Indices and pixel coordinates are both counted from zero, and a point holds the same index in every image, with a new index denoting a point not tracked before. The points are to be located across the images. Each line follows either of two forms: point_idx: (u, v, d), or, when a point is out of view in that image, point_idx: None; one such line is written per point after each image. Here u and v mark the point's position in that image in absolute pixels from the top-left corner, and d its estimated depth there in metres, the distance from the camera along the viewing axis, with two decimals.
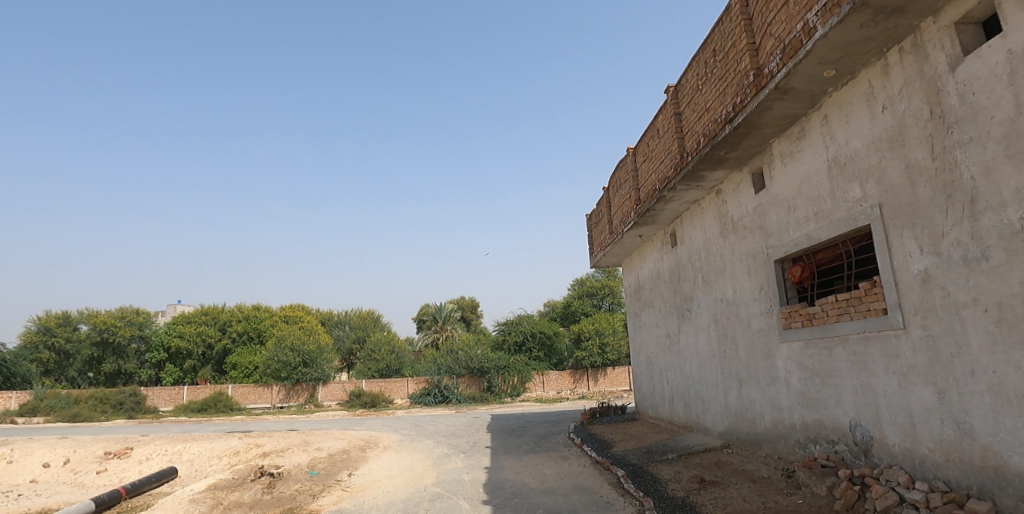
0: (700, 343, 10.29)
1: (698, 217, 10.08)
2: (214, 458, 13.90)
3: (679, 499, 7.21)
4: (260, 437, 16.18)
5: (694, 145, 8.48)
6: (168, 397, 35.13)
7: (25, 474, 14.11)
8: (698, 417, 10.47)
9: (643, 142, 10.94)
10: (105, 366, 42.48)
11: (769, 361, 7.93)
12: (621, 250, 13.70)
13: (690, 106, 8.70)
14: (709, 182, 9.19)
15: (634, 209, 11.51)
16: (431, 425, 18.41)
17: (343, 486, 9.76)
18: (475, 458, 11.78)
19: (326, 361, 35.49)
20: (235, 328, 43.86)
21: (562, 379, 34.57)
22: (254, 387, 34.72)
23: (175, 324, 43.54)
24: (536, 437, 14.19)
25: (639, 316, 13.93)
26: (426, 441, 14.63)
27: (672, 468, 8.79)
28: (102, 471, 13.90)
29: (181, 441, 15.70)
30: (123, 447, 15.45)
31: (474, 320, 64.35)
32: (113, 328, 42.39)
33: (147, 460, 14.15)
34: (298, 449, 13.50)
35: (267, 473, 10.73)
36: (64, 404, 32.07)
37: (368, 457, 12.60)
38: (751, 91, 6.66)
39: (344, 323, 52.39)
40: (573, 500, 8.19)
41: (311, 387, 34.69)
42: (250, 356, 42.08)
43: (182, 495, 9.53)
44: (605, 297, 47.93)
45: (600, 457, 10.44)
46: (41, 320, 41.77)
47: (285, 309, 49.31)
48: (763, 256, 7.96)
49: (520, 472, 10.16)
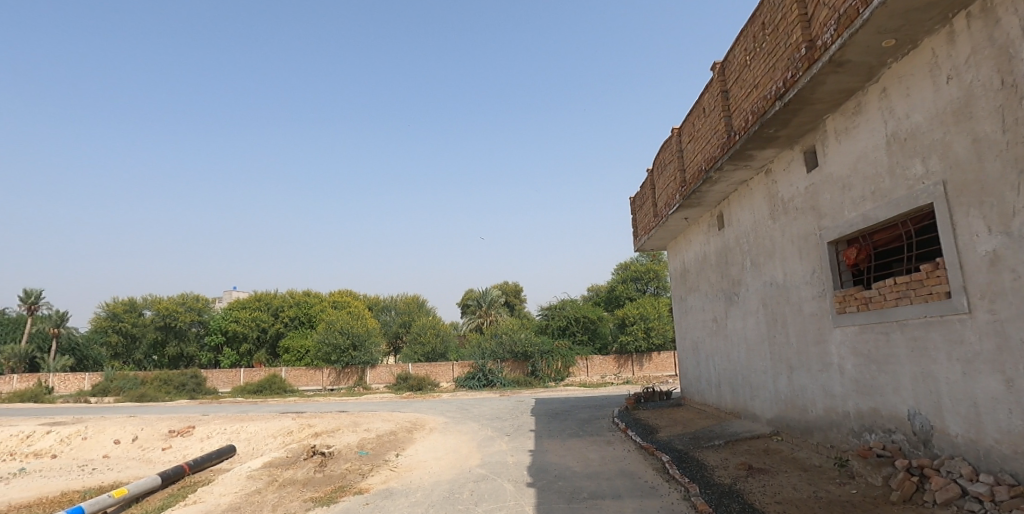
0: (748, 328, 10.02)
1: (747, 198, 9.76)
2: (269, 437, 14.50)
3: (726, 486, 7.08)
4: (313, 418, 16.69)
5: (742, 123, 8.20)
6: (226, 379, 36.78)
7: (98, 450, 15.17)
8: (745, 404, 10.25)
9: (689, 122, 10.66)
10: (168, 349, 44.86)
11: (822, 347, 7.66)
12: (666, 233, 13.45)
13: (737, 83, 8.40)
14: (758, 162, 8.87)
15: (679, 191, 11.26)
16: (476, 408, 18.63)
17: (390, 466, 10.02)
18: (519, 441, 11.88)
19: (374, 345, 36.32)
20: (287, 313, 45.38)
21: (606, 364, 34.49)
22: (307, 370, 36.06)
23: (232, 309, 45.42)
24: (580, 421, 14.20)
25: (685, 300, 13.65)
26: (472, 424, 14.83)
27: (719, 454, 8.66)
28: (166, 447, 14.74)
29: (238, 421, 16.45)
30: (185, 426, 16.27)
31: (518, 305, 64.84)
32: (174, 314, 44.53)
33: (208, 438, 14.90)
34: (348, 430, 13.92)
35: (319, 452, 11.07)
36: (132, 385, 34.07)
37: (414, 438, 12.89)
38: (803, 65, 6.36)
39: (391, 308, 53.53)
40: (617, 485, 8.17)
41: (360, 371, 35.71)
42: (302, 339, 43.56)
43: (241, 472, 9.97)
44: (650, 281, 47.37)
45: (644, 443, 10.38)
46: (110, 306, 44.50)
47: (335, 295, 50.71)
48: (816, 238, 7.66)
49: (564, 456, 10.17)
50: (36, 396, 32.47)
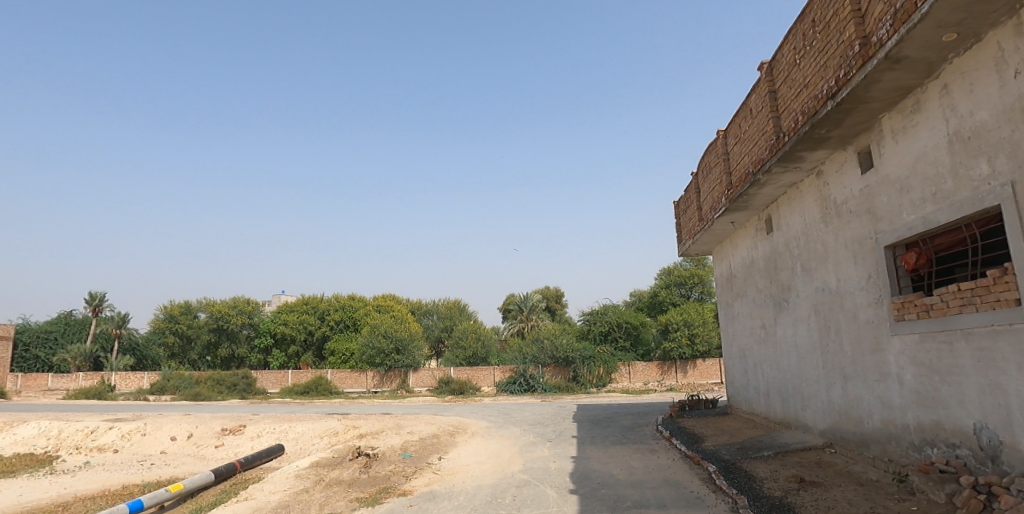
0: (799, 336, 9.68)
1: (797, 201, 9.44)
2: (316, 438, 14.84)
3: (777, 499, 6.83)
4: (357, 420, 16.99)
5: (791, 124, 7.95)
6: (275, 380, 37.91)
7: (156, 446, 15.87)
8: (796, 414, 9.89)
9: (735, 123, 10.40)
10: (221, 350, 46.55)
11: (878, 356, 7.32)
12: (711, 237, 13.15)
13: (786, 82, 8.15)
14: (808, 163, 8.58)
15: (725, 195, 11.00)
16: (518, 413, 18.60)
17: (433, 469, 10.09)
18: (561, 447, 11.79)
19: (416, 348, 36.81)
20: (333, 316, 46.47)
21: (650, 371, 33.92)
22: (351, 373, 36.79)
23: (280, 312, 46.84)
24: (623, 428, 13.99)
25: (731, 307, 13.30)
26: (513, 428, 14.82)
27: (768, 466, 8.37)
28: (219, 445, 15.30)
29: (286, 421, 16.90)
30: (237, 425, 16.82)
31: (560, 310, 64.65)
32: (227, 317, 46.25)
33: (258, 437, 15.36)
34: (391, 432, 14.13)
35: (364, 453, 11.26)
36: (187, 385, 35.52)
37: (457, 442, 12.96)
38: (857, 62, 6.11)
39: (433, 312, 54.14)
40: (661, 494, 8.00)
41: (403, 374, 36.20)
42: (347, 342, 44.52)
43: (289, 470, 10.25)
44: (694, 286, 46.40)
45: (689, 452, 10.14)
46: (168, 309, 46.65)
47: (379, 299, 51.62)
48: (872, 242, 7.33)
49: (606, 463, 10.04)
50: (100, 394, 34.21)
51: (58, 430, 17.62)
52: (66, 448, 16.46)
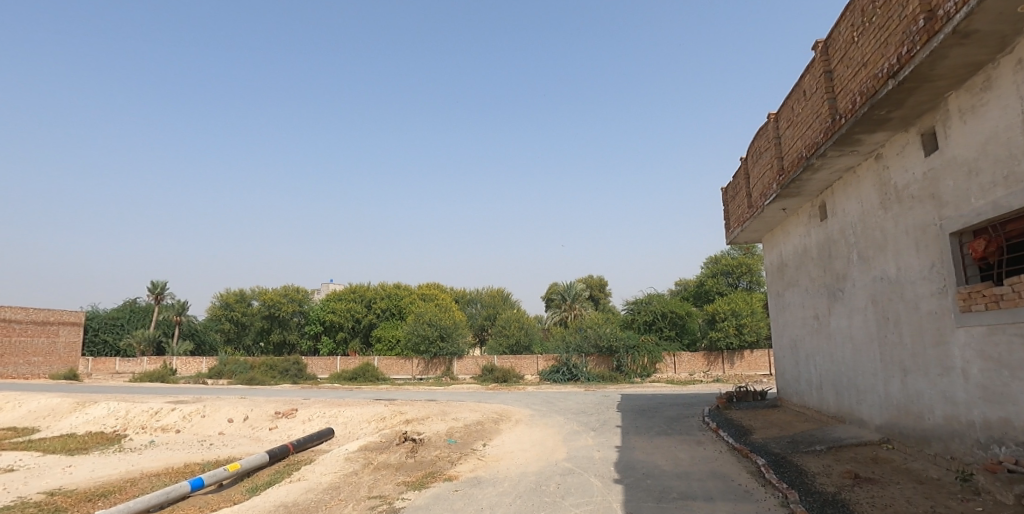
0: (855, 326, 9.29)
1: (854, 187, 9.04)
2: (364, 422, 15.25)
3: (830, 495, 6.60)
4: (403, 405, 17.33)
5: (848, 106, 7.58)
6: (324, 365, 39.11)
7: (215, 427, 16.67)
8: (851, 409, 9.52)
9: (787, 106, 10.02)
10: (273, 336, 48.33)
11: (941, 349, 6.96)
12: (761, 225, 12.76)
13: (843, 61, 7.77)
14: (866, 146, 8.17)
15: (776, 180, 10.63)
16: (561, 402, 18.61)
17: (478, 455, 10.23)
18: (606, 436, 11.75)
19: (460, 336, 37.28)
20: (379, 305, 47.54)
21: (695, 361, 33.30)
22: (397, 360, 37.59)
23: (329, 300, 48.22)
24: (668, 419, 13.82)
25: (782, 296, 12.88)
26: (557, 417, 14.83)
27: (821, 461, 8.10)
28: (273, 428, 15.94)
29: (336, 405, 17.41)
30: (289, 408, 17.44)
31: (603, 299, 64.28)
32: (278, 304, 47.95)
33: (309, 420, 15.93)
34: (437, 419, 14.36)
35: (410, 438, 11.49)
36: (242, 369, 37.10)
37: (501, 429, 13.09)
38: (921, 38, 5.76)
39: (476, 301, 54.66)
40: (708, 486, 7.87)
41: (448, 361, 36.76)
42: (392, 330, 45.47)
43: (340, 453, 10.58)
44: (742, 276, 45.22)
45: (737, 444, 9.92)
46: (224, 297, 48.74)
47: (424, 288, 52.42)
48: (936, 229, 6.95)
49: (651, 454, 9.95)
50: (163, 377, 36.16)
51: (125, 410, 18.71)
52: (133, 427, 17.48)
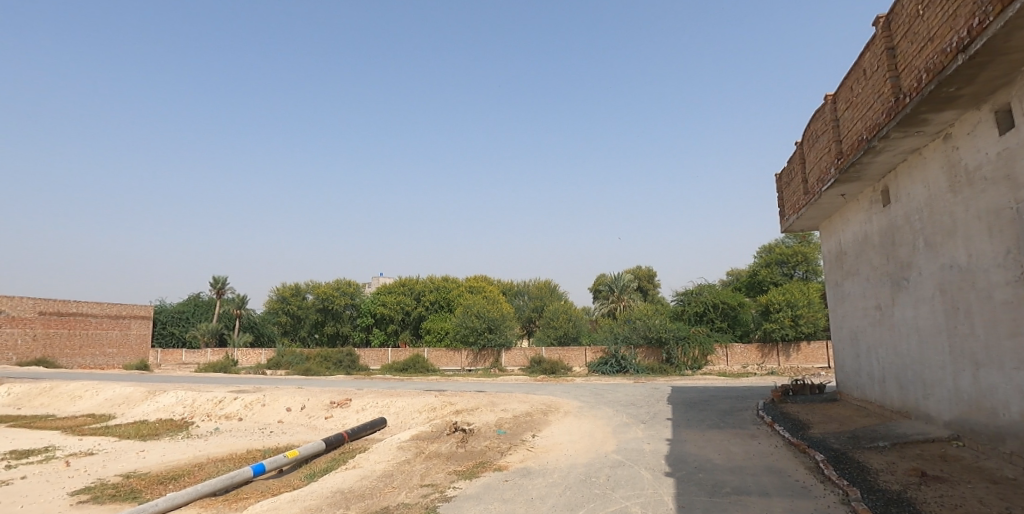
0: (921, 317, 8.84)
1: (919, 169, 8.57)
2: (415, 412, 15.60)
3: (894, 493, 6.33)
4: (453, 396, 17.60)
5: (913, 84, 7.17)
6: (376, 357, 40.15)
7: (275, 415, 17.41)
8: (917, 404, 9.09)
9: (846, 86, 9.56)
10: (327, 328, 49.94)
11: (1017, 340, 6.55)
12: (818, 212, 12.27)
13: (907, 36, 7.34)
14: (933, 126, 7.73)
15: (834, 164, 10.18)
16: (610, 394, 18.50)
17: (527, 446, 10.30)
18: (656, 429, 11.62)
19: (508, 328, 37.54)
20: (428, 297, 48.35)
21: (748, 353, 32.53)
22: (446, 351, 38.19)
23: (380, 293, 49.40)
24: (720, 412, 13.53)
25: (841, 286, 12.36)
26: (606, 409, 14.75)
27: (884, 457, 7.76)
28: (328, 417, 16.51)
29: (388, 395, 17.85)
30: (343, 398, 17.99)
31: (652, 290, 63.34)
32: (331, 298, 49.48)
33: (363, 410, 16.41)
34: (486, 409, 14.54)
35: (460, 429, 11.67)
36: (299, 361, 38.55)
37: (549, 420, 13.13)
38: (994, 8, 5.38)
39: (523, 293, 54.82)
40: (763, 482, 7.66)
41: (496, 353, 37.08)
42: (441, 322, 46.22)
43: (392, 442, 10.87)
44: (798, 264, 43.64)
45: (794, 439, 9.61)
46: (280, 291, 50.63)
47: (471, 280, 52.94)
48: (1011, 213, 6.52)
49: (703, 447, 9.78)
50: (225, 368, 37.97)
51: (192, 399, 19.75)
52: (200, 414, 18.44)
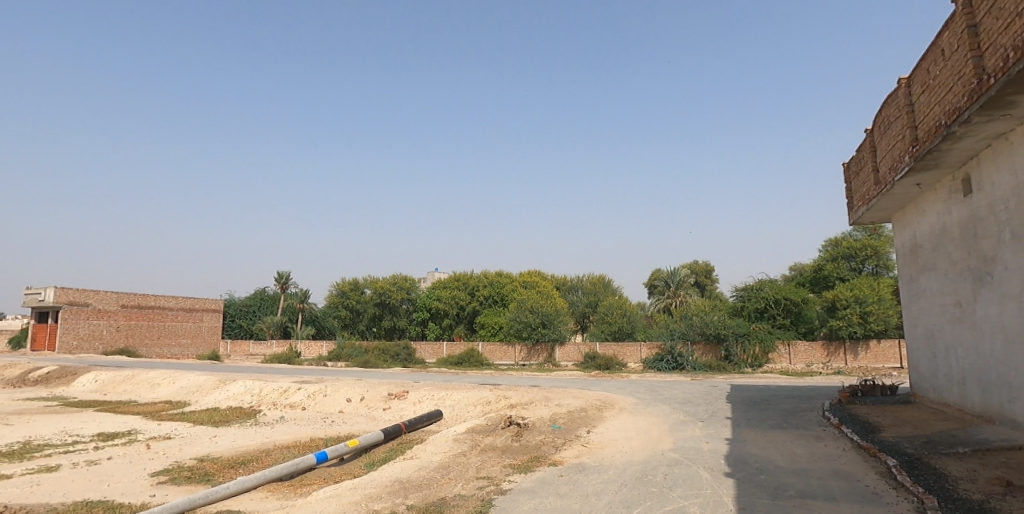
0: (1006, 315, 8.24)
1: (1006, 156, 7.96)
2: (470, 406, 15.83)
3: (976, 503, 5.94)
4: (508, 390, 17.72)
5: (998, 63, 6.66)
6: (432, 350, 40.92)
7: (336, 405, 18.08)
8: (1001, 407, 8.49)
9: (922, 68, 8.99)
10: (385, 322, 51.33)
11: None
12: (890, 202, 11.62)
13: (991, 12, 6.83)
14: (1020, 109, 7.17)
15: (908, 152, 9.59)
16: (666, 391, 18.18)
17: (582, 442, 10.28)
18: (714, 428, 11.35)
19: (562, 323, 37.52)
20: (482, 292, 48.86)
21: (813, 351, 31.19)
22: (500, 346, 38.51)
23: (435, 288, 50.34)
24: (783, 412, 13.06)
25: (917, 281, 11.66)
26: (662, 406, 14.51)
27: (965, 465, 7.28)
28: (387, 408, 16.99)
29: (444, 388, 18.17)
30: (401, 390, 18.46)
31: (710, 285, 61.80)
32: (389, 292, 50.82)
33: (419, 403, 16.79)
34: (540, 404, 14.58)
35: (515, 423, 11.76)
36: (358, 353, 39.86)
37: (604, 417, 13.03)
38: None
39: (577, 288, 54.59)
40: (831, 486, 7.34)
41: (549, 348, 37.12)
42: (495, 316, 46.65)
43: (449, 434, 11.09)
44: (867, 259, 41.54)
45: (863, 442, 9.17)
46: (340, 285, 52.39)
47: (525, 275, 53.08)
48: None
49: (765, 448, 9.47)
50: (290, 359, 39.73)
51: (259, 388, 20.74)
52: (267, 403, 19.36)
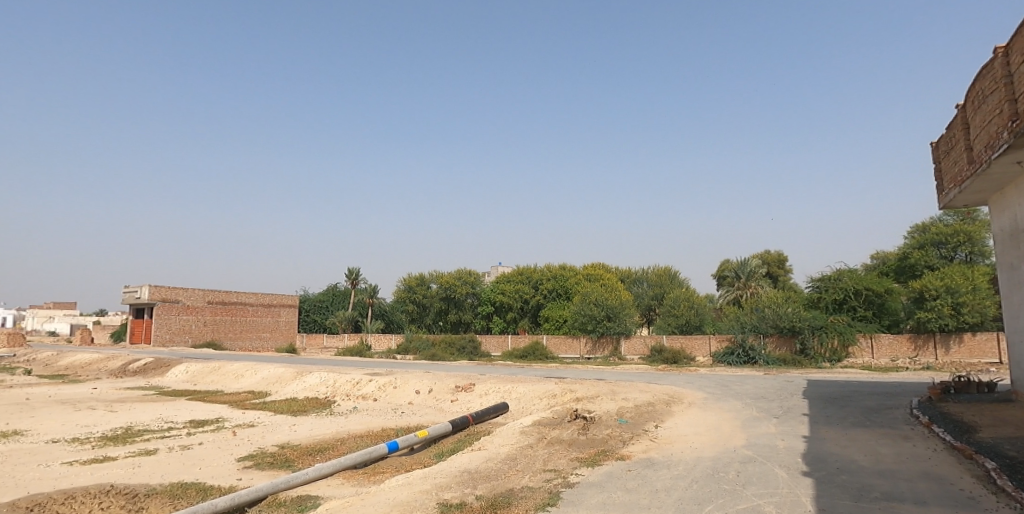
0: None
1: None
2: (536, 399, 15.94)
3: None
4: (574, 384, 17.70)
5: None
6: (497, 343, 41.38)
7: (406, 397, 18.66)
8: None
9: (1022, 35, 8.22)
10: (451, 316, 52.39)
11: None
12: (986, 184, 10.71)
13: None
14: None
15: (1007, 128, 8.81)
16: (738, 386, 17.58)
17: (650, 437, 10.15)
18: (790, 425, 10.90)
19: (628, 316, 37.05)
20: (546, 286, 48.85)
21: (899, 345, 29.21)
22: (565, 339, 38.41)
23: (499, 282, 50.86)
24: (865, 409, 12.36)
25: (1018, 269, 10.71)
26: (734, 402, 14.06)
27: None
28: (454, 400, 17.38)
29: (510, 381, 18.37)
30: (468, 383, 18.81)
31: (783, 276, 59.20)
32: (454, 287, 51.76)
33: (485, 395, 17.08)
34: (607, 398, 14.48)
35: (581, 416, 11.75)
36: (425, 346, 40.93)
37: (673, 412, 12.79)
38: None
39: (642, 280, 53.65)
40: (920, 489, 6.91)
41: (615, 341, 36.73)
42: (559, 310, 46.57)
43: (516, 426, 11.23)
44: (960, 245, 38.55)
45: (958, 443, 8.54)
46: (407, 281, 53.89)
47: (589, 268, 52.57)
48: None
49: (846, 447, 9.01)
50: (361, 352, 41.33)
51: (334, 380, 21.71)
52: (341, 394, 20.25)
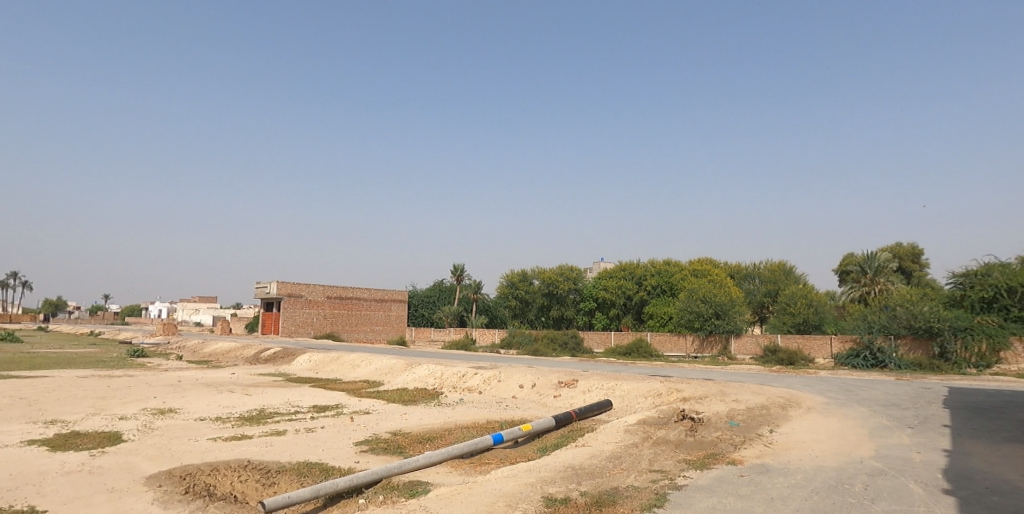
0: None
1: None
2: (641, 397, 15.70)
3: None
4: (680, 383, 17.19)
5: None
6: (599, 339, 41.04)
7: (510, 391, 19.14)
8: None
9: None
10: (552, 312, 52.80)
11: None
12: None
13: None
14: None
15: None
16: (864, 391, 16.17)
17: (765, 442, 9.66)
18: (927, 436, 9.89)
19: (738, 314, 35.37)
20: (650, 281, 47.72)
21: None
22: (670, 336, 37.21)
23: (601, 278, 50.52)
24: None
25: None
26: (860, 408, 12.97)
27: None
28: (558, 396, 17.54)
29: (613, 379, 18.21)
30: (570, 379, 18.91)
31: (918, 271, 53.48)
32: (556, 283, 52.27)
33: (588, 392, 17.07)
34: (716, 399, 13.94)
35: (689, 417, 11.42)
36: (527, 341, 41.62)
37: (789, 416, 12.05)
38: None
39: (754, 276, 50.79)
40: None
41: (724, 339, 35.14)
42: (664, 306, 45.29)
43: (620, 424, 11.16)
44: None
45: None
46: (510, 277, 55.18)
47: (695, 263, 50.42)
48: None
49: (998, 465, 8.03)
50: (466, 346, 42.89)
51: (442, 372, 22.71)
52: (448, 385, 21.16)
